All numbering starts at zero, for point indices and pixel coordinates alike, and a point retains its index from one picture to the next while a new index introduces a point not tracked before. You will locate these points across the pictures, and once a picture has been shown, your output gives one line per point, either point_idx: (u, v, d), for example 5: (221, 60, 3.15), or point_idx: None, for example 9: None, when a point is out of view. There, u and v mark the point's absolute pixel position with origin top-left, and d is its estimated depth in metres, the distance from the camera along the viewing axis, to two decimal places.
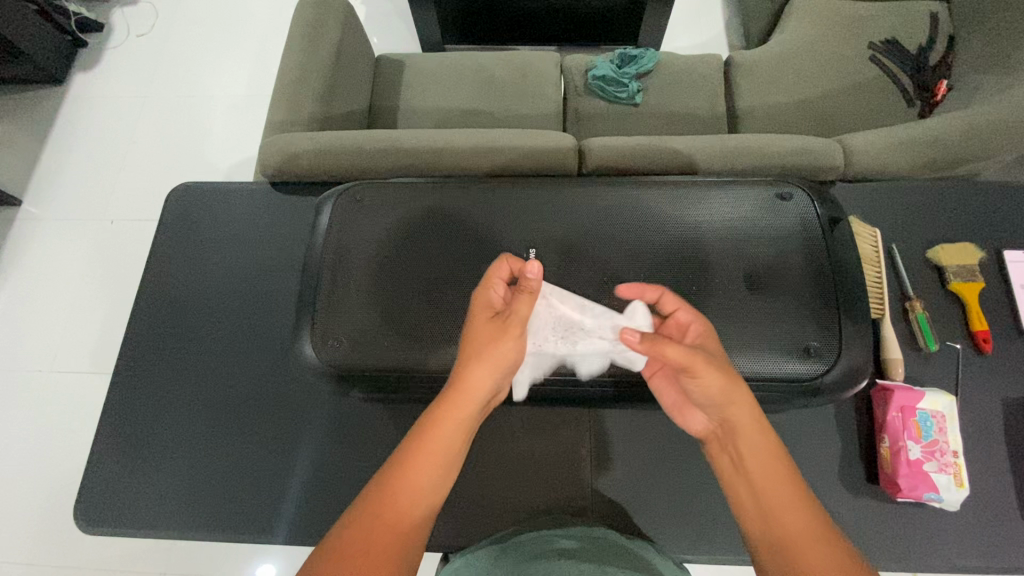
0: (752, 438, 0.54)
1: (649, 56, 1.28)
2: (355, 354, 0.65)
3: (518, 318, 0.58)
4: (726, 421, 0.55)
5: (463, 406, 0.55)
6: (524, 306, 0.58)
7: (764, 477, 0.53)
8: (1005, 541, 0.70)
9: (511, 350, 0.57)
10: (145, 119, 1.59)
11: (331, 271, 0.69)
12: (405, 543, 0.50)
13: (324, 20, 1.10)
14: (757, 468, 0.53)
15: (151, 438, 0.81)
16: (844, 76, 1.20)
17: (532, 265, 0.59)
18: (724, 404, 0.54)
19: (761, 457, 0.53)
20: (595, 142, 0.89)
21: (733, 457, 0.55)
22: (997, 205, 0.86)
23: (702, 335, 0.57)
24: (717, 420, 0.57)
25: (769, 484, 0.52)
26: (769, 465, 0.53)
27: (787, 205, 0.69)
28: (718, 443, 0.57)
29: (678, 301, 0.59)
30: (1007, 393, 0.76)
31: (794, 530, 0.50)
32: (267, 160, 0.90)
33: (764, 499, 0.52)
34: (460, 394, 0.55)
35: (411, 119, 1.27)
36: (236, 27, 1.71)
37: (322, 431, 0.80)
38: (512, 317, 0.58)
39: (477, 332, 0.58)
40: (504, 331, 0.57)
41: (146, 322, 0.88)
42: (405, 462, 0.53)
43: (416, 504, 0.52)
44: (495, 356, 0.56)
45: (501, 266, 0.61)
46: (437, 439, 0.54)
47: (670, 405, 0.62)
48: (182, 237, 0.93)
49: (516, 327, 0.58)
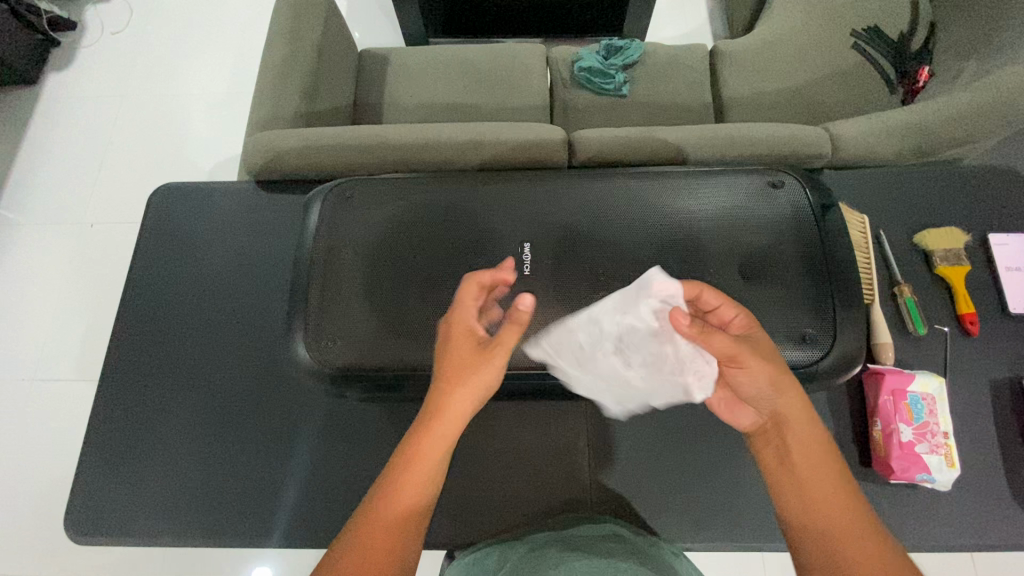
0: (799, 431, 0.54)
1: (635, 47, 1.27)
2: (350, 355, 0.64)
3: (500, 348, 0.54)
4: (776, 413, 0.54)
5: (443, 428, 0.54)
6: (508, 337, 0.53)
7: (809, 470, 0.53)
8: (996, 519, 0.71)
9: (493, 377, 0.55)
10: (123, 119, 1.55)
11: (322, 270, 0.68)
12: (400, 549, 0.51)
13: (306, 14, 1.08)
14: (801, 463, 0.53)
15: (143, 445, 0.79)
16: (828, 63, 1.21)
17: (526, 300, 0.52)
18: (772, 399, 0.53)
19: (806, 446, 0.53)
20: (584, 134, 0.88)
21: (777, 450, 0.55)
22: (981, 189, 0.87)
23: (752, 329, 0.55)
24: (766, 414, 0.55)
25: (808, 475, 0.53)
26: (814, 455, 0.53)
27: (778, 194, 0.70)
28: (764, 437, 0.56)
29: (720, 298, 0.55)
30: (994, 374, 0.77)
31: (836, 524, 0.51)
32: (252, 159, 0.88)
33: (809, 492, 0.53)
34: (441, 415, 0.54)
35: (397, 114, 1.26)
36: (213, 23, 1.67)
37: (318, 432, 0.79)
38: (498, 346, 0.54)
39: (454, 355, 0.55)
40: (488, 360, 0.54)
41: (131, 328, 0.86)
42: (404, 468, 0.53)
43: (411, 508, 0.53)
44: (478, 381, 0.54)
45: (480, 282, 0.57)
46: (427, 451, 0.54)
47: (714, 401, 0.58)
48: (166, 239, 0.91)
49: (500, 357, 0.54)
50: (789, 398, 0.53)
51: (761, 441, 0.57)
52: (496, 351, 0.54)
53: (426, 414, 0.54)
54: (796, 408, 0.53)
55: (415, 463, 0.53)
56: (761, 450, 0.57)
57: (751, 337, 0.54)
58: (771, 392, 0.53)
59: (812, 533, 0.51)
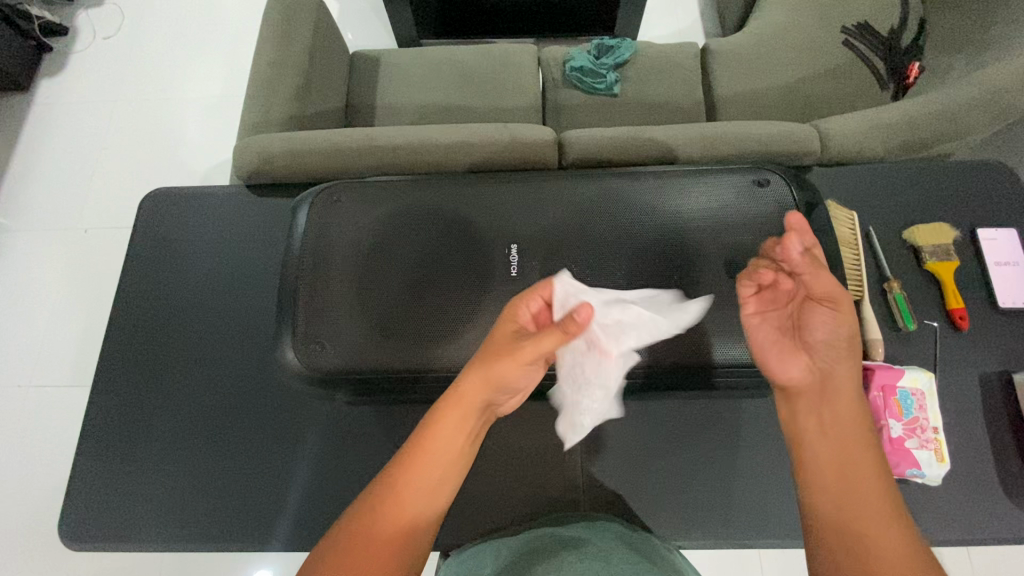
0: (845, 407, 0.57)
1: (626, 46, 1.27)
2: (339, 358, 0.64)
3: (532, 346, 0.53)
4: (828, 374, 0.57)
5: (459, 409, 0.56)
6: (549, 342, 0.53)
7: (846, 446, 0.56)
8: (987, 512, 0.72)
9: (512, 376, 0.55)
10: (115, 124, 1.55)
11: (310, 274, 0.68)
12: (406, 542, 0.51)
13: (296, 17, 1.08)
14: (840, 429, 0.56)
15: (136, 450, 0.79)
16: (818, 60, 1.21)
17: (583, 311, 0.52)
18: (834, 361, 0.57)
19: (851, 419, 0.56)
20: (574, 134, 0.88)
21: (821, 418, 0.57)
22: (970, 184, 0.87)
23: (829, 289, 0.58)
24: (816, 373, 0.57)
25: (847, 440, 0.56)
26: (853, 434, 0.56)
27: (764, 192, 0.70)
28: (806, 395, 0.57)
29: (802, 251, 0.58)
30: (983, 368, 0.77)
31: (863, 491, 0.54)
32: (242, 163, 0.88)
33: (842, 456, 0.55)
34: (459, 399, 0.56)
35: (389, 116, 1.26)
36: (205, 26, 1.67)
37: (310, 435, 0.79)
38: (527, 350, 0.54)
39: (492, 346, 0.56)
40: (511, 359, 0.54)
41: (124, 333, 0.86)
42: (418, 446, 0.55)
43: (419, 500, 0.53)
44: (497, 376, 0.55)
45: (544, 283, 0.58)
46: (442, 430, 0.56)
47: (762, 348, 0.58)
48: (158, 244, 0.91)
49: (527, 354, 0.54)
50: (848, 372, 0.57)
51: (798, 396, 0.58)
52: (522, 352, 0.54)
53: (442, 399, 0.56)
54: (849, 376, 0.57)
55: (427, 444, 0.55)
56: (798, 408, 0.58)
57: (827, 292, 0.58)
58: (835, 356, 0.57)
59: (845, 494, 0.54)
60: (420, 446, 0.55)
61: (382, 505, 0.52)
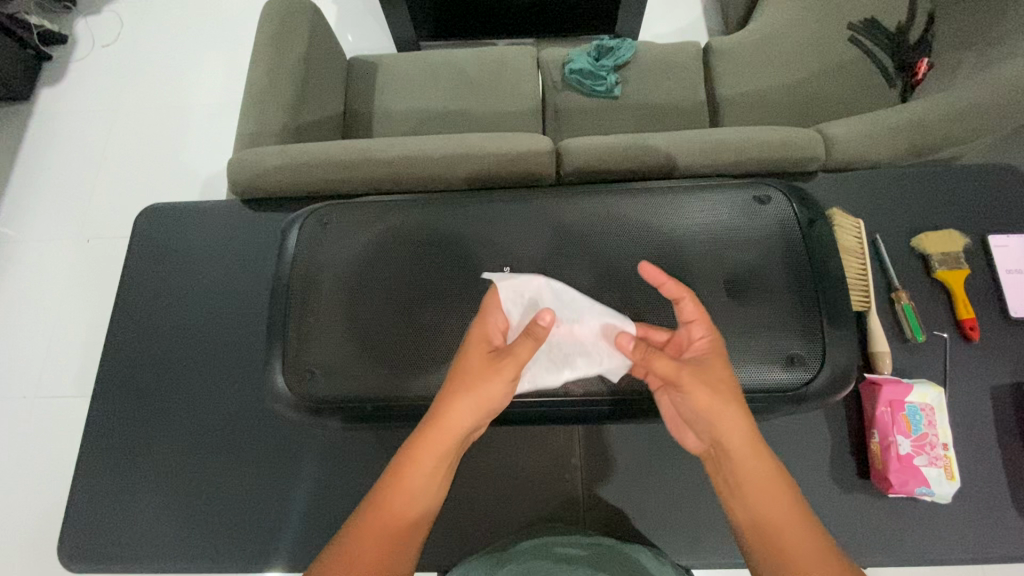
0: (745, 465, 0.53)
1: (626, 47, 1.25)
2: (330, 385, 0.63)
3: (514, 358, 0.54)
4: (716, 440, 0.54)
5: (442, 437, 0.54)
6: (525, 350, 0.54)
7: (762, 502, 0.52)
8: (998, 530, 0.70)
9: (496, 392, 0.55)
10: (115, 132, 1.55)
11: (300, 298, 0.67)
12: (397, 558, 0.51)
13: (291, 26, 1.07)
14: (746, 486, 0.52)
15: (134, 469, 0.79)
16: (824, 58, 1.19)
17: (545, 315, 0.52)
18: (713, 427, 0.54)
19: (752, 478, 0.52)
20: (571, 143, 0.87)
21: (726, 479, 0.54)
22: (980, 189, 0.85)
23: (710, 353, 0.55)
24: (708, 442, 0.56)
25: (767, 494, 0.52)
26: (763, 487, 0.52)
27: (765, 209, 0.68)
28: (711, 463, 0.56)
29: (696, 311, 0.55)
30: (995, 380, 0.75)
31: (785, 534, 0.50)
32: (236, 178, 0.87)
33: (754, 509, 0.52)
34: (440, 424, 0.54)
35: (386, 122, 1.24)
36: (204, 31, 1.66)
37: (307, 453, 0.78)
38: (508, 358, 0.54)
39: (469, 361, 0.55)
40: (495, 373, 0.54)
41: (121, 351, 0.85)
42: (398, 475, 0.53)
43: (407, 516, 0.53)
44: (480, 395, 0.54)
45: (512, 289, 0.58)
46: (423, 460, 0.53)
47: (667, 416, 0.60)
48: (155, 260, 0.91)
49: (511, 369, 0.54)
50: (732, 426, 0.53)
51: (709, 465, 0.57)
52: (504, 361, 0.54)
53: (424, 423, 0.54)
54: (735, 428, 0.53)
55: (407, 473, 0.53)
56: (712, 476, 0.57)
57: (700, 359, 0.55)
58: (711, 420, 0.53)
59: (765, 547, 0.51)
60: (402, 476, 0.53)
61: (371, 522, 0.52)
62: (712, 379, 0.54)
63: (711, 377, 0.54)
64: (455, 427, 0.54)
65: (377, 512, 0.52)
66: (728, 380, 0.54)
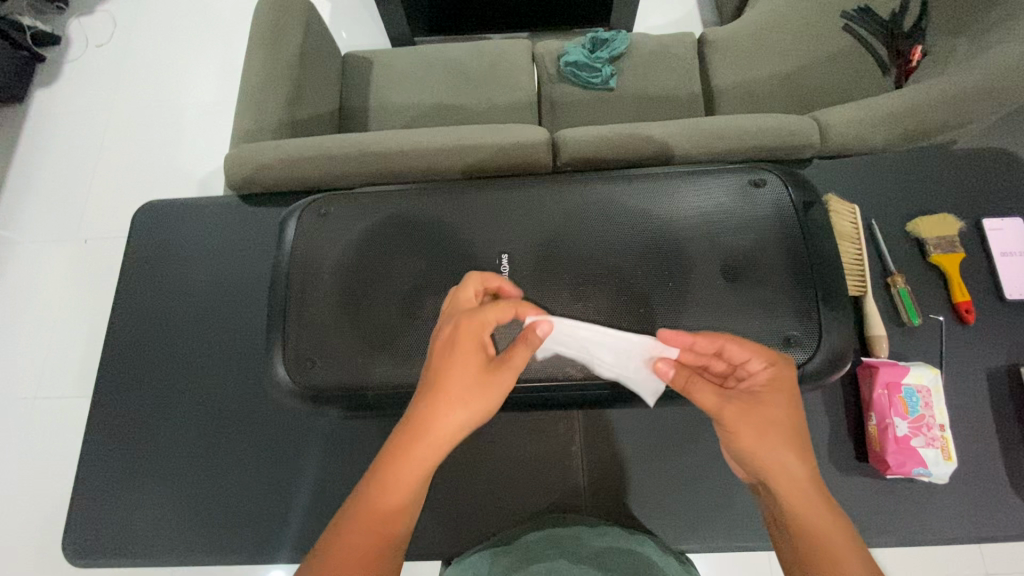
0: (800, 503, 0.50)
1: (620, 39, 1.25)
2: (331, 375, 0.63)
3: (511, 369, 0.54)
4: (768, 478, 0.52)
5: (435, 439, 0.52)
6: (518, 359, 0.54)
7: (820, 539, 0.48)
8: (996, 510, 0.70)
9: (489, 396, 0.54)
10: (111, 132, 1.55)
11: (299, 290, 0.67)
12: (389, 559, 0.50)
13: (286, 21, 1.07)
14: (802, 523, 0.49)
15: (137, 465, 0.79)
16: (819, 45, 1.19)
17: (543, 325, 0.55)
18: (760, 461, 0.52)
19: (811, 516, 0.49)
20: (567, 134, 0.87)
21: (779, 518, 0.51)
22: (975, 174, 0.85)
23: (768, 387, 0.53)
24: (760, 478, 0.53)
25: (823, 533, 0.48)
26: (818, 522, 0.49)
27: (761, 193, 0.68)
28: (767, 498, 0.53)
29: (747, 351, 0.53)
30: (991, 362, 0.76)
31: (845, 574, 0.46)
32: (233, 174, 0.87)
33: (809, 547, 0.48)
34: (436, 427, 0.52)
35: (382, 117, 1.24)
36: (198, 29, 1.66)
37: (308, 446, 0.79)
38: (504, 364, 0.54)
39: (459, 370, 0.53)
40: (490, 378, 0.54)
41: (121, 349, 0.85)
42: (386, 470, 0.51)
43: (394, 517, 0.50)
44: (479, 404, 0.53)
45: (509, 305, 0.55)
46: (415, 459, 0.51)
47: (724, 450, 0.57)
48: (153, 257, 0.91)
49: (507, 379, 0.54)
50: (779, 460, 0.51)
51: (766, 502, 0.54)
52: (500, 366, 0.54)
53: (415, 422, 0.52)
54: (787, 468, 0.51)
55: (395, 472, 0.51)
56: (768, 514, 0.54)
57: (752, 391, 0.53)
58: (757, 454, 0.51)
59: None
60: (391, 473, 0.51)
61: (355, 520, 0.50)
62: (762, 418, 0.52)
63: (758, 415, 0.52)
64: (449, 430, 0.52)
65: (364, 509, 0.50)
66: (786, 415, 0.52)
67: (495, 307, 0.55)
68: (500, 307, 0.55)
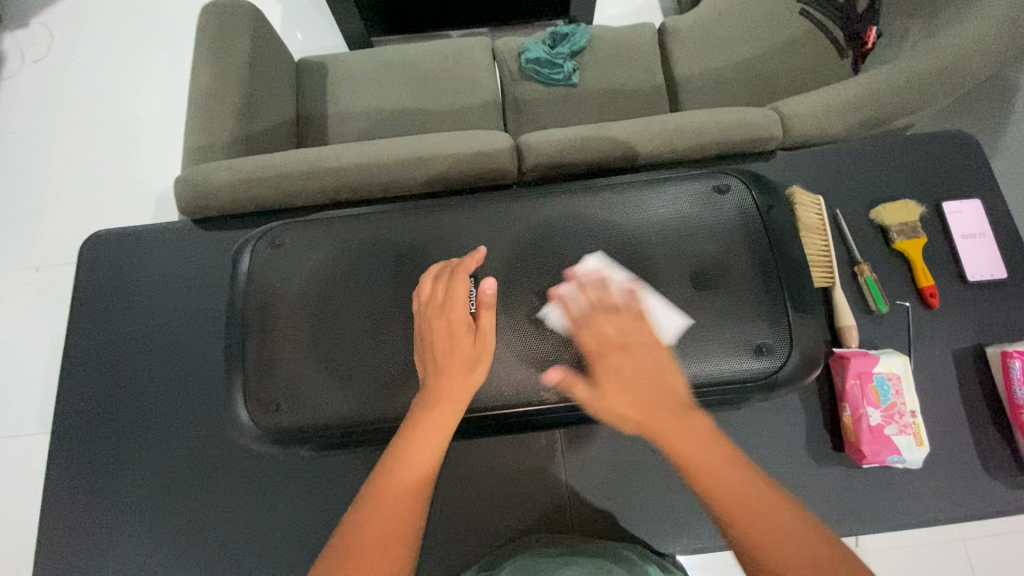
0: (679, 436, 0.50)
1: (580, 33, 1.23)
2: (298, 415, 0.61)
3: (487, 337, 0.58)
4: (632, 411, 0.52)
5: (424, 443, 0.52)
6: (489, 320, 0.58)
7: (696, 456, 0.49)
8: (966, 490, 0.72)
9: (464, 382, 0.56)
10: (54, 152, 1.47)
11: (258, 325, 0.64)
12: (389, 557, 0.47)
13: (233, 30, 1.02)
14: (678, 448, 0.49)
15: (104, 509, 0.76)
16: (778, 31, 1.19)
17: (488, 283, 0.59)
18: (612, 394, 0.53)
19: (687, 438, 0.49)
20: (531, 138, 0.85)
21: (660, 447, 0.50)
22: (933, 158, 0.86)
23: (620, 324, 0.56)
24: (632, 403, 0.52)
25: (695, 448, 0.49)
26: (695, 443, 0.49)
27: (724, 199, 0.68)
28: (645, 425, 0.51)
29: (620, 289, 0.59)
30: (955, 344, 0.77)
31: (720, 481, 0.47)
32: (184, 199, 0.83)
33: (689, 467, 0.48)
34: (419, 430, 0.53)
35: (342, 125, 1.20)
36: (142, 38, 1.58)
37: (283, 478, 0.76)
38: (482, 343, 0.58)
39: (455, 345, 0.57)
40: (466, 354, 0.57)
41: (78, 388, 0.81)
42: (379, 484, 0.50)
43: (388, 527, 0.48)
44: (455, 394, 0.55)
45: (468, 278, 0.60)
46: (407, 467, 0.51)
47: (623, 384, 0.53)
48: (106, 288, 0.86)
49: (487, 350, 0.58)
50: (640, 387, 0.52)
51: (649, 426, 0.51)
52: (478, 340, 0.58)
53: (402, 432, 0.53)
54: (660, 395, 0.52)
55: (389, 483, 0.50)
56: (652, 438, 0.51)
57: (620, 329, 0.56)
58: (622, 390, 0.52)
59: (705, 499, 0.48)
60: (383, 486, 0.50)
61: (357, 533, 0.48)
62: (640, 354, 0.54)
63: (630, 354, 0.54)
64: (434, 430, 0.53)
65: (361, 523, 0.48)
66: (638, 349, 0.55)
67: (458, 286, 0.59)
68: (464, 280, 0.60)
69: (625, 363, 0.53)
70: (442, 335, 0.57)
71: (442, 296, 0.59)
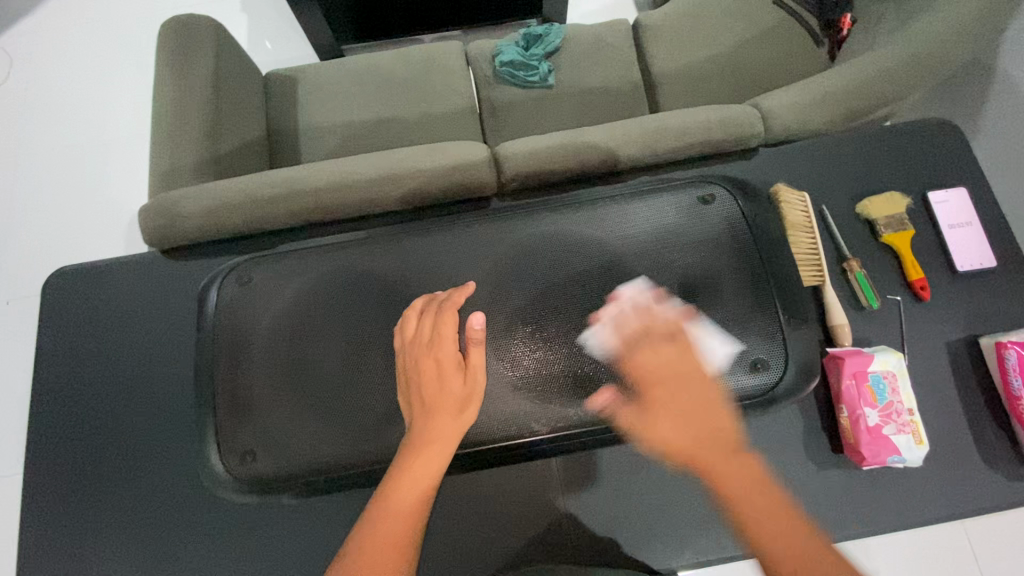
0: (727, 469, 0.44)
1: (554, 33, 1.21)
2: (278, 458, 0.59)
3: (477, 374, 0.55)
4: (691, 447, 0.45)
5: (412, 486, 0.50)
6: (479, 357, 0.55)
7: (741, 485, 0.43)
8: (967, 485, 0.71)
9: (455, 422, 0.53)
10: (17, 180, 1.42)
11: (232, 364, 0.62)
12: None
13: (194, 47, 0.98)
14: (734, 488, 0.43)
15: (84, 559, 0.73)
16: (753, 21, 1.17)
17: (476, 317, 0.56)
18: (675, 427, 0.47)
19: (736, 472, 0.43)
20: (508, 148, 0.83)
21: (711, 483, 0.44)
22: (916, 147, 0.85)
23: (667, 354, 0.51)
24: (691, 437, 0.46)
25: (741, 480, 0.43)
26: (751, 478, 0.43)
27: (709, 209, 0.67)
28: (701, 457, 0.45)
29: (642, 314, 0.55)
30: (949, 336, 0.76)
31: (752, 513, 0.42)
32: (150, 229, 0.80)
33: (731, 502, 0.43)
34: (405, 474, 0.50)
35: (314, 139, 1.17)
36: (104, 57, 1.53)
37: (271, 516, 0.73)
38: (472, 380, 0.55)
39: (444, 384, 0.54)
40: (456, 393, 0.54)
41: (48, 434, 0.77)
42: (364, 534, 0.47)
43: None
44: (444, 433, 0.52)
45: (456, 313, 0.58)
46: (393, 514, 0.48)
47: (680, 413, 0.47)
48: (73, 326, 0.82)
49: (477, 389, 0.55)
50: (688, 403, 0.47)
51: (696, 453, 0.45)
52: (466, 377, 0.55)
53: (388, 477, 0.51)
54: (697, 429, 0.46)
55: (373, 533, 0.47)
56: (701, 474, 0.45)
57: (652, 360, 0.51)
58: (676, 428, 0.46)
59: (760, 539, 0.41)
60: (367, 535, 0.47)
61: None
62: (684, 385, 0.48)
63: (673, 384, 0.49)
64: (422, 472, 0.50)
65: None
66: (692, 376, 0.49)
67: (446, 322, 0.57)
68: (451, 315, 0.57)
69: (671, 396, 0.48)
70: (431, 373, 0.55)
71: (428, 333, 0.57)
